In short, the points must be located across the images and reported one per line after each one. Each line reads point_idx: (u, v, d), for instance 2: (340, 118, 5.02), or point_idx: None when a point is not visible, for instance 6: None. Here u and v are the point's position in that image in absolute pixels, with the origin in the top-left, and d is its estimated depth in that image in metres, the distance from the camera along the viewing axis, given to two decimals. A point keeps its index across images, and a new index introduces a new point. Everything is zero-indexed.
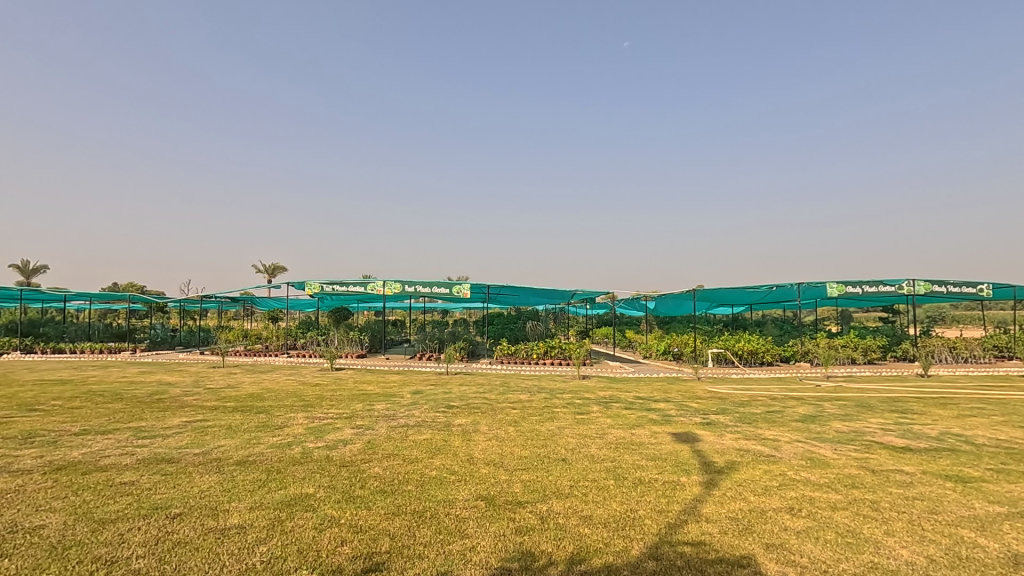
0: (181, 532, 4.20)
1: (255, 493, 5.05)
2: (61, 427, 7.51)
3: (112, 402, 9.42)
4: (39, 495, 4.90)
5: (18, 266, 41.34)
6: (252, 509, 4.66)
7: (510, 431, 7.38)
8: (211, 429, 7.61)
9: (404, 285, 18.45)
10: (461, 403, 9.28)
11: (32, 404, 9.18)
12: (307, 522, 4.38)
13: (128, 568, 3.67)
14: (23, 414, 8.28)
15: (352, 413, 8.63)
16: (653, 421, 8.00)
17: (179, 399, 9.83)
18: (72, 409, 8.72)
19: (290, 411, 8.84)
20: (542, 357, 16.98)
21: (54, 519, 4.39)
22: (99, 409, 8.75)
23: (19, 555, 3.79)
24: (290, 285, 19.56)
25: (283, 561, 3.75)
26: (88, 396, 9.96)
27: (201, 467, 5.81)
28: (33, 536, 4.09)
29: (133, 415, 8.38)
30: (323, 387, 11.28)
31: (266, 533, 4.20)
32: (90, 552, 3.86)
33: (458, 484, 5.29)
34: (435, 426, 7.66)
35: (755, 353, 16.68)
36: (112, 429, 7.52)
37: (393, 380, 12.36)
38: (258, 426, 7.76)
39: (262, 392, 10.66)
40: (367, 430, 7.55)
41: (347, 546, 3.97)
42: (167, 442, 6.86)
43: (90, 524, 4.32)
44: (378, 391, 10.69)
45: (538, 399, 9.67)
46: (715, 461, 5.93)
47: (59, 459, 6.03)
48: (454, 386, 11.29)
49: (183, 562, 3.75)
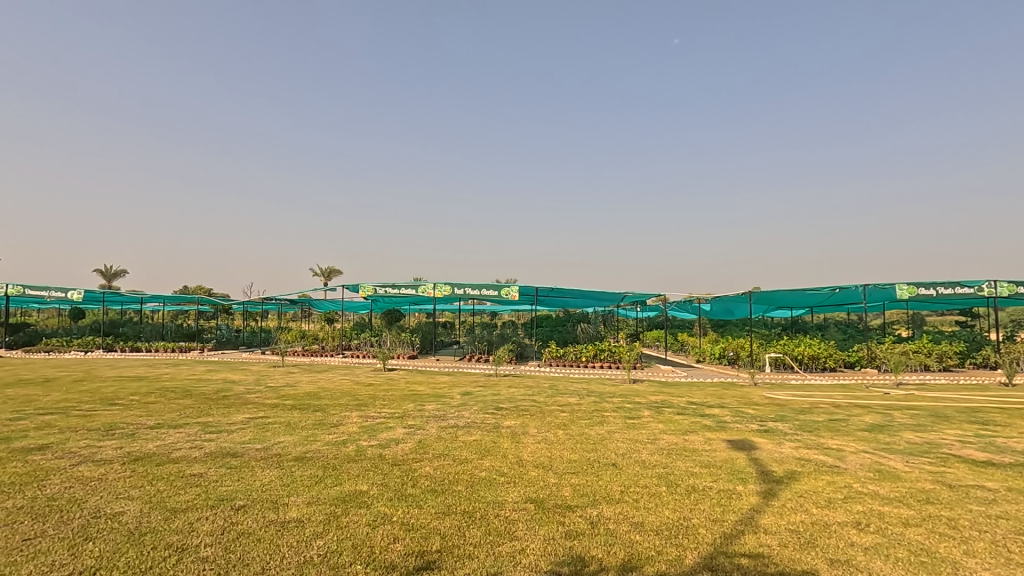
0: (245, 523, 4.41)
1: (312, 488, 5.24)
2: (139, 421, 8.06)
3: (183, 398, 10.01)
4: (119, 483, 5.28)
5: (101, 269, 44.81)
6: (310, 504, 4.82)
7: (559, 434, 7.33)
8: (272, 426, 7.93)
9: (454, 287, 18.65)
10: (510, 406, 9.30)
11: (113, 399, 9.88)
12: (361, 519, 4.51)
13: (197, 555, 3.87)
14: (106, 408, 8.95)
15: (403, 412, 8.82)
16: (707, 427, 7.75)
17: (243, 396, 10.33)
18: (148, 405, 9.32)
19: (344, 409, 9.14)
20: (591, 360, 16.81)
21: (131, 506, 4.71)
22: (172, 405, 9.33)
23: (101, 538, 4.08)
24: (345, 288, 20.22)
25: (338, 556, 3.87)
26: (162, 392, 10.66)
27: (263, 462, 6.09)
28: (114, 522, 4.39)
29: (202, 411, 8.88)
30: (375, 387, 11.57)
31: (322, 528, 4.34)
32: (162, 539, 4.10)
33: (508, 486, 5.30)
34: (484, 427, 7.73)
35: (816, 358, 15.89)
36: (184, 423, 8.01)
37: (442, 381, 12.52)
38: (315, 424, 8.05)
39: (319, 391, 11.09)
40: (418, 429, 7.69)
41: (400, 543, 4.06)
42: (231, 437, 7.22)
43: (164, 512, 4.60)
44: (428, 392, 10.85)
45: (587, 402, 9.57)
46: (774, 470, 5.69)
47: (136, 450, 6.46)
48: (503, 388, 11.32)
49: (247, 551, 3.94)
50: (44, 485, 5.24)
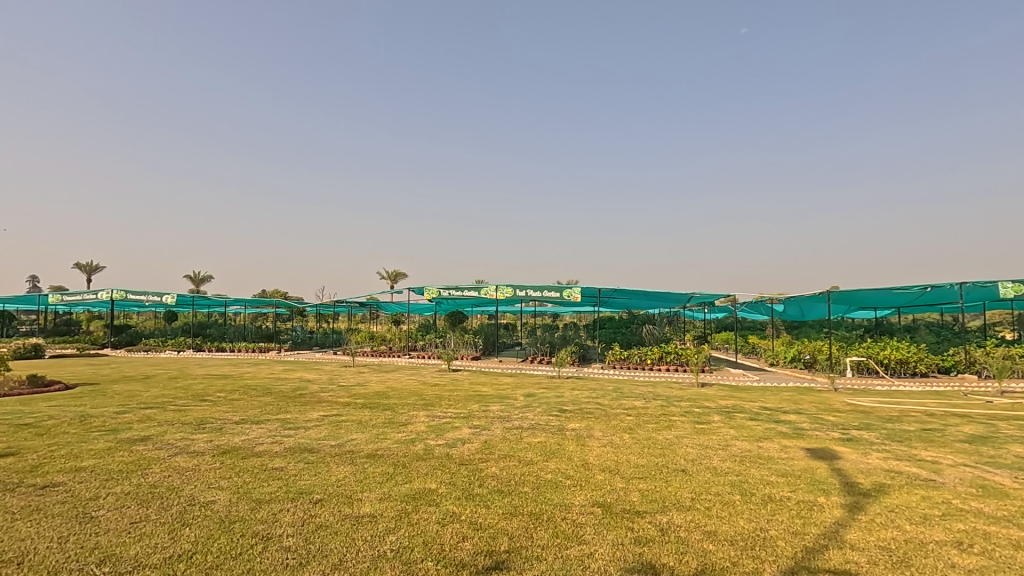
0: (322, 516, 4.63)
1: (384, 485, 5.43)
2: (226, 416, 8.66)
3: (264, 395, 10.65)
4: (210, 474, 5.69)
5: (190, 275, 48.57)
6: (382, 500, 5.00)
7: (625, 437, 7.21)
8: (345, 423, 8.29)
9: (516, 289, 18.75)
10: (575, 408, 9.24)
11: (203, 395, 10.66)
12: (431, 516, 4.62)
13: (280, 545, 4.10)
14: (197, 404, 9.67)
15: (468, 413, 8.96)
16: (783, 434, 7.38)
17: (317, 395, 10.86)
18: (233, 401, 9.99)
19: (412, 409, 9.41)
20: (656, 363, 16.42)
21: (221, 496, 5.06)
22: (254, 402, 9.95)
23: (196, 525, 4.41)
24: (411, 291, 20.81)
25: (410, 551, 3.98)
26: (245, 390, 11.39)
27: (338, 458, 6.37)
28: (206, 510, 4.73)
29: (281, 408, 9.41)
30: (440, 387, 11.83)
31: (394, 524, 4.48)
32: (248, 528, 4.37)
33: (574, 489, 5.27)
34: (548, 429, 7.71)
35: (905, 362, 14.77)
36: (265, 419, 8.52)
37: (506, 383, 12.61)
38: (385, 422, 8.33)
39: (387, 390, 11.48)
40: (483, 430, 7.79)
41: (468, 542, 4.12)
42: (308, 433, 7.59)
43: (250, 502, 4.91)
44: (492, 393, 10.97)
45: (653, 406, 9.35)
46: (860, 482, 5.33)
47: (224, 444, 6.94)
48: (566, 390, 11.27)
49: (326, 543, 4.13)
50: (146, 473, 5.72)
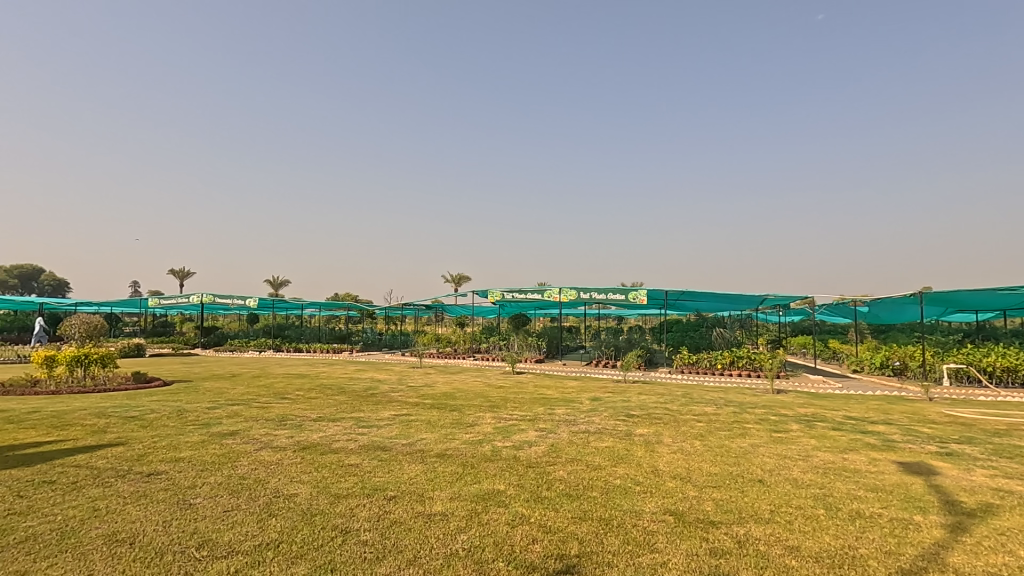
0: (396, 512, 4.78)
1: (454, 484, 5.54)
2: (305, 413, 9.15)
3: (338, 395, 11.16)
4: (293, 468, 6.03)
5: (271, 280, 51.75)
6: (453, 499, 5.10)
7: (696, 445, 6.98)
8: (415, 423, 8.53)
9: (580, 291, 18.61)
10: (642, 413, 9.05)
11: (283, 393, 11.32)
12: (501, 517, 4.66)
13: (358, 538, 4.27)
14: (278, 401, 10.27)
15: (534, 416, 8.99)
16: (871, 446, 6.89)
17: (388, 394, 11.26)
18: (311, 399, 10.53)
19: (478, 410, 9.55)
20: (727, 368, 15.80)
21: (303, 490, 5.35)
22: (330, 400, 10.45)
23: (282, 516, 4.67)
24: (475, 294, 21.13)
25: (481, 551, 4.04)
26: (321, 389, 11.97)
27: (409, 456, 6.57)
28: (290, 502, 5.01)
29: (354, 406, 9.82)
30: (505, 390, 11.93)
31: (465, 523, 4.56)
32: (328, 521, 4.59)
33: (644, 495, 5.17)
34: (616, 434, 7.60)
35: (1012, 371, 13.40)
36: (340, 417, 8.92)
37: (571, 386, 12.53)
38: (453, 423, 8.50)
39: (454, 392, 11.71)
40: (550, 433, 7.79)
41: (538, 544, 4.13)
42: (381, 432, 7.88)
43: (329, 497, 5.15)
44: (557, 396, 10.93)
45: (726, 412, 9.00)
46: (962, 501, 4.89)
47: (304, 440, 7.32)
48: (633, 395, 11.07)
49: (401, 539, 4.26)
50: (236, 465, 6.14)
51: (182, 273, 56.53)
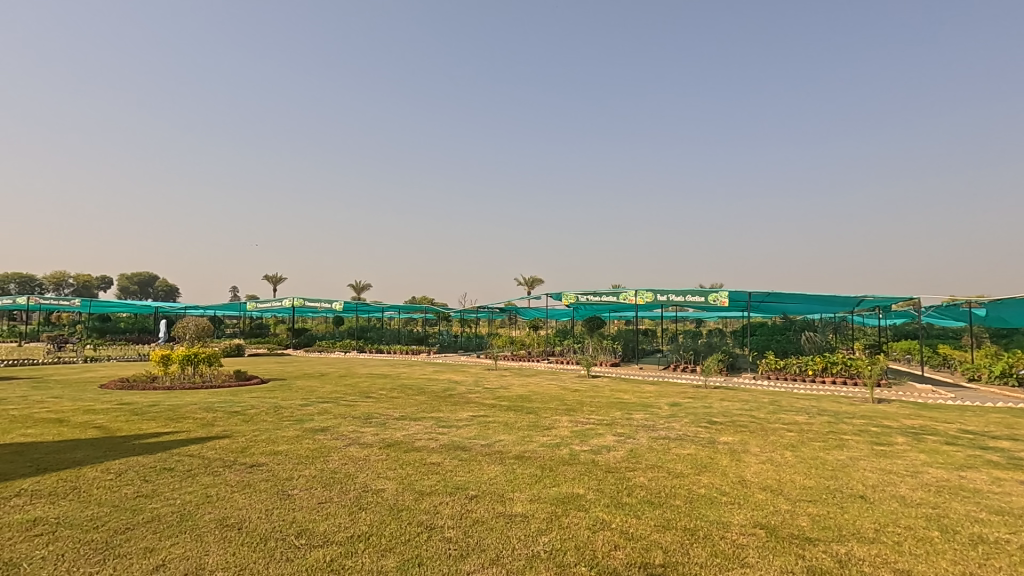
0: (478, 512, 4.88)
1: (534, 486, 5.57)
2: (388, 412, 9.54)
3: (418, 395, 11.54)
4: (379, 464, 6.30)
5: (354, 284, 54.59)
6: (532, 501, 5.13)
7: (786, 455, 6.60)
8: (492, 424, 8.66)
9: (657, 293, 18.15)
10: (726, 420, 8.68)
11: (368, 392, 11.87)
12: (581, 522, 4.64)
13: (442, 535, 4.39)
14: (363, 400, 10.79)
15: (611, 420, 8.86)
16: (993, 463, 6.21)
17: (465, 396, 11.50)
18: (393, 399, 10.97)
19: (555, 413, 9.54)
20: (819, 375, 14.80)
21: (389, 485, 5.58)
22: (411, 400, 10.83)
23: (370, 509, 4.90)
24: (549, 297, 21.17)
25: (563, 554, 4.04)
26: (402, 389, 12.44)
27: (488, 457, 6.68)
28: (378, 497, 5.24)
29: (434, 407, 10.13)
30: (581, 393, 11.85)
31: (545, 526, 4.57)
32: (413, 517, 4.75)
33: (732, 506, 4.95)
34: (698, 441, 7.34)
35: None
36: (421, 417, 9.23)
37: (648, 391, 12.24)
38: (530, 425, 8.54)
39: (529, 394, 11.78)
40: (628, 438, 7.65)
41: (620, 551, 4.07)
42: (460, 432, 8.06)
43: (413, 493, 5.34)
44: (635, 401, 10.72)
45: (819, 422, 8.44)
46: None
47: (388, 437, 7.64)
48: (715, 401, 10.63)
49: (483, 538, 4.34)
50: (327, 459, 6.51)
51: (276, 277, 60.73)
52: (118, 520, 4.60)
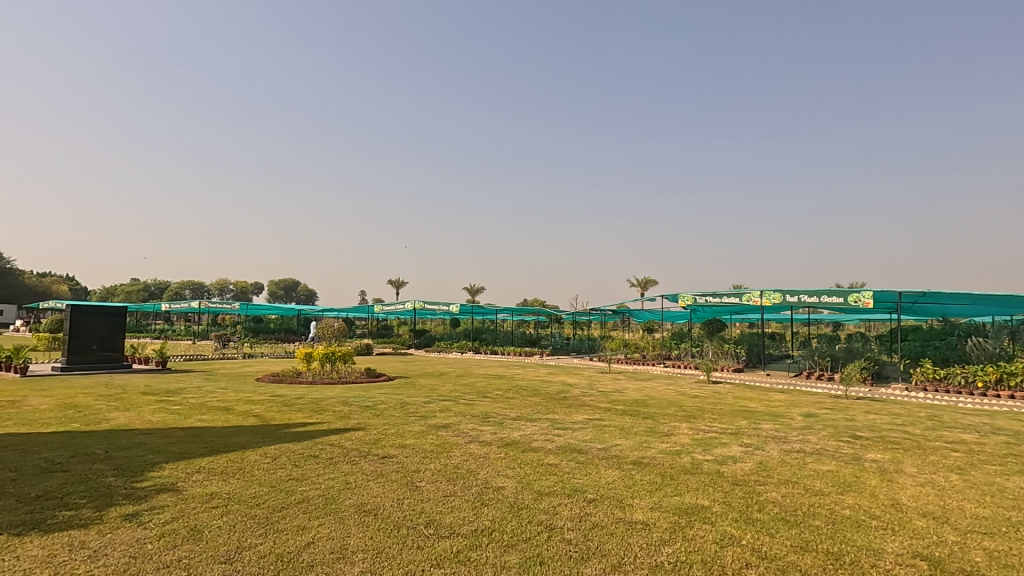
0: (597, 516, 4.84)
1: (654, 494, 5.40)
2: (505, 412, 9.79)
3: (533, 396, 11.71)
4: (499, 462, 6.49)
5: (470, 288, 56.87)
6: (654, 509, 4.98)
7: (952, 479, 5.76)
8: (608, 428, 8.54)
9: (786, 294, 16.77)
10: (873, 435, 7.78)
11: (485, 392, 12.27)
12: (707, 535, 4.42)
13: (563, 536, 4.42)
14: (481, 400, 11.17)
15: (737, 429, 8.33)
16: None
17: (579, 398, 11.47)
18: (509, 399, 11.24)
19: (674, 419, 9.18)
20: (992, 388, 12.73)
21: (509, 484, 5.72)
22: (526, 401, 11.02)
23: (492, 506, 5.06)
24: (665, 298, 20.43)
25: (688, 567, 3.88)
26: (517, 389, 12.70)
27: (606, 461, 6.59)
28: (498, 494, 5.40)
29: (549, 408, 10.21)
30: (702, 400, 11.28)
31: (668, 536, 4.41)
32: (534, 516, 4.83)
33: (884, 532, 4.43)
34: (839, 457, 6.66)
35: None
36: (537, 418, 9.35)
37: (777, 400, 11.33)
38: (648, 431, 8.30)
39: (646, 399, 11.45)
40: (757, 449, 7.15)
41: (752, 570, 3.82)
42: (575, 434, 8.05)
43: (533, 493, 5.43)
44: (763, 410, 9.98)
45: (995, 442, 7.26)
46: None
47: (506, 437, 7.84)
48: (859, 413, 9.57)
49: (603, 543, 4.30)
50: (450, 455, 6.83)
51: (399, 282, 65.04)
52: (275, 499, 5.19)
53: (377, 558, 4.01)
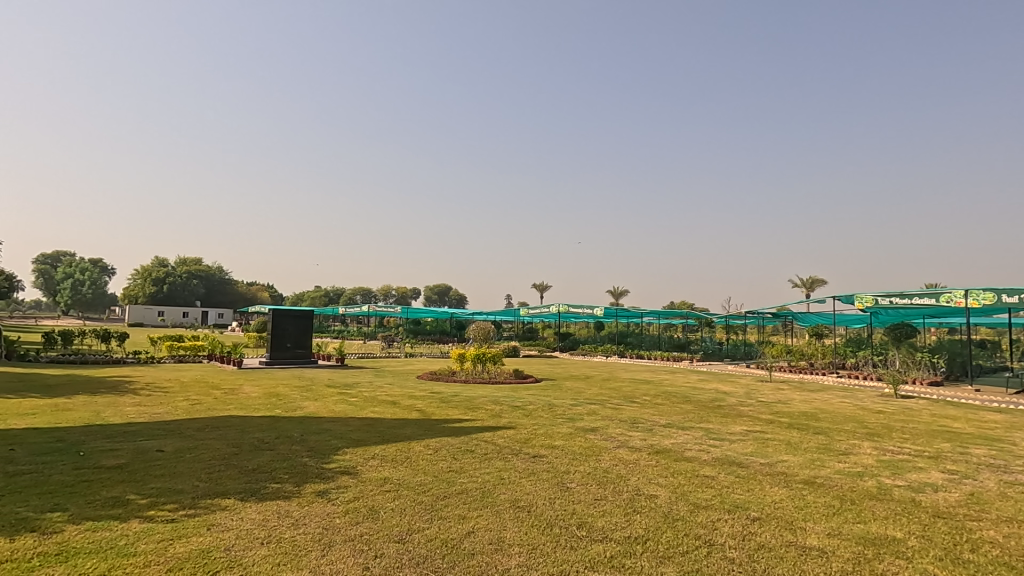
0: (764, 536, 4.46)
1: (832, 519, 4.83)
2: (655, 419, 9.47)
3: (684, 403, 11.16)
4: (649, 470, 6.30)
5: (614, 291, 56.05)
6: (832, 536, 4.45)
7: None
8: (772, 442, 7.83)
9: (1002, 294, 13.94)
10: None
11: (633, 397, 11.99)
12: (901, 572, 3.84)
13: (724, 554, 4.15)
14: (628, 404, 10.94)
15: (936, 452, 7.12)
16: None
17: (736, 408, 10.68)
18: (658, 406, 10.84)
19: (852, 436, 8.13)
20: None
21: (662, 493, 5.53)
22: (677, 408, 10.54)
23: (644, 514, 4.92)
24: (838, 300, 18.19)
25: None
26: (667, 396, 12.22)
27: (771, 478, 6.04)
28: (652, 502, 5.24)
29: (702, 417, 9.65)
30: (889, 416, 9.82)
31: (850, 567, 3.93)
32: (690, 529, 4.61)
33: None
34: None
35: None
36: (690, 426, 8.89)
37: (992, 420, 9.45)
38: (820, 448, 7.45)
39: (816, 412, 10.28)
40: (964, 477, 6.04)
41: None
42: (734, 446, 7.50)
43: (688, 505, 5.18)
44: (972, 432, 8.40)
45: None
46: None
47: (657, 444, 7.59)
48: None
49: (771, 566, 3.96)
50: (600, 459, 6.80)
51: (542, 287, 66.20)
52: (439, 488, 5.61)
53: (533, 554, 4.12)
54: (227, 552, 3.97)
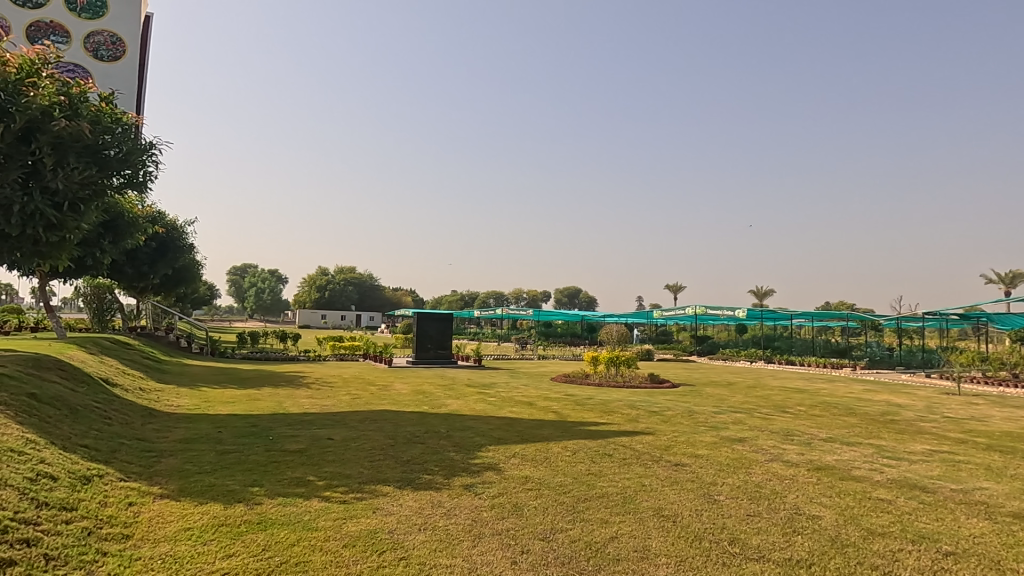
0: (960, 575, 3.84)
1: None
2: (813, 432, 8.59)
3: (848, 416, 9.98)
4: (810, 488, 5.73)
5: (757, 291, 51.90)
6: None
7: None
8: (965, 465, 6.69)
9: None
10: None
11: (784, 407, 11.00)
12: None
13: None
14: (780, 414, 10.06)
15: None
16: None
17: (915, 424, 9.30)
18: (816, 417, 9.81)
19: None
20: None
21: (827, 514, 4.99)
22: (840, 421, 9.45)
23: (807, 536, 4.49)
24: None
25: None
26: (826, 407, 11.02)
27: (966, 508, 5.17)
28: (815, 524, 4.76)
29: (872, 432, 8.55)
30: None
31: None
32: (864, 557, 4.11)
33: None
34: None
35: None
36: (856, 442, 7.93)
37: None
38: None
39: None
40: None
41: None
42: (915, 468, 6.54)
43: (860, 530, 4.63)
44: None
45: None
46: None
47: (818, 460, 6.88)
48: None
49: None
50: (750, 472, 6.33)
51: (677, 287, 63.05)
52: (579, 490, 5.63)
53: (681, 566, 3.98)
54: (391, 534, 4.36)
